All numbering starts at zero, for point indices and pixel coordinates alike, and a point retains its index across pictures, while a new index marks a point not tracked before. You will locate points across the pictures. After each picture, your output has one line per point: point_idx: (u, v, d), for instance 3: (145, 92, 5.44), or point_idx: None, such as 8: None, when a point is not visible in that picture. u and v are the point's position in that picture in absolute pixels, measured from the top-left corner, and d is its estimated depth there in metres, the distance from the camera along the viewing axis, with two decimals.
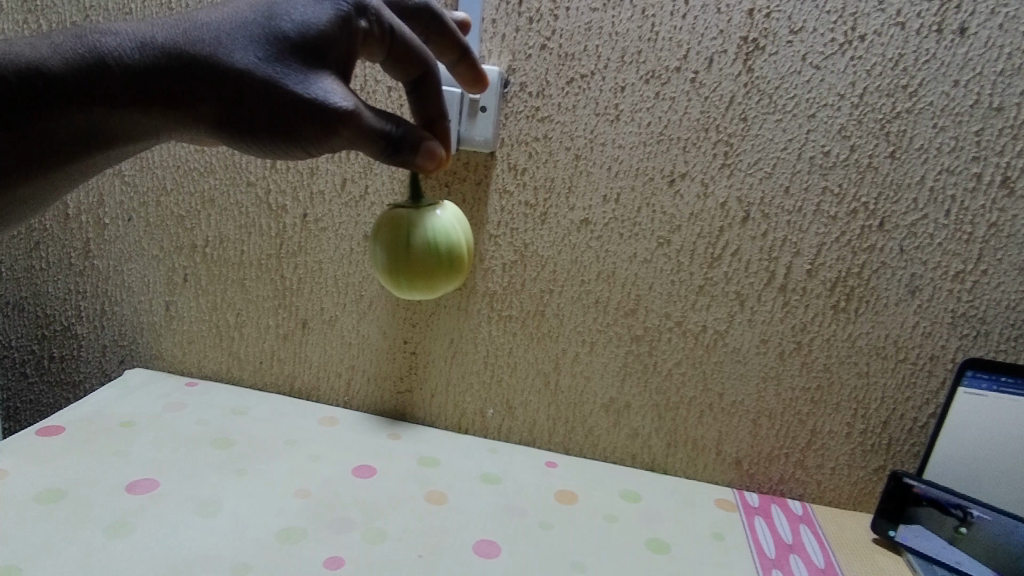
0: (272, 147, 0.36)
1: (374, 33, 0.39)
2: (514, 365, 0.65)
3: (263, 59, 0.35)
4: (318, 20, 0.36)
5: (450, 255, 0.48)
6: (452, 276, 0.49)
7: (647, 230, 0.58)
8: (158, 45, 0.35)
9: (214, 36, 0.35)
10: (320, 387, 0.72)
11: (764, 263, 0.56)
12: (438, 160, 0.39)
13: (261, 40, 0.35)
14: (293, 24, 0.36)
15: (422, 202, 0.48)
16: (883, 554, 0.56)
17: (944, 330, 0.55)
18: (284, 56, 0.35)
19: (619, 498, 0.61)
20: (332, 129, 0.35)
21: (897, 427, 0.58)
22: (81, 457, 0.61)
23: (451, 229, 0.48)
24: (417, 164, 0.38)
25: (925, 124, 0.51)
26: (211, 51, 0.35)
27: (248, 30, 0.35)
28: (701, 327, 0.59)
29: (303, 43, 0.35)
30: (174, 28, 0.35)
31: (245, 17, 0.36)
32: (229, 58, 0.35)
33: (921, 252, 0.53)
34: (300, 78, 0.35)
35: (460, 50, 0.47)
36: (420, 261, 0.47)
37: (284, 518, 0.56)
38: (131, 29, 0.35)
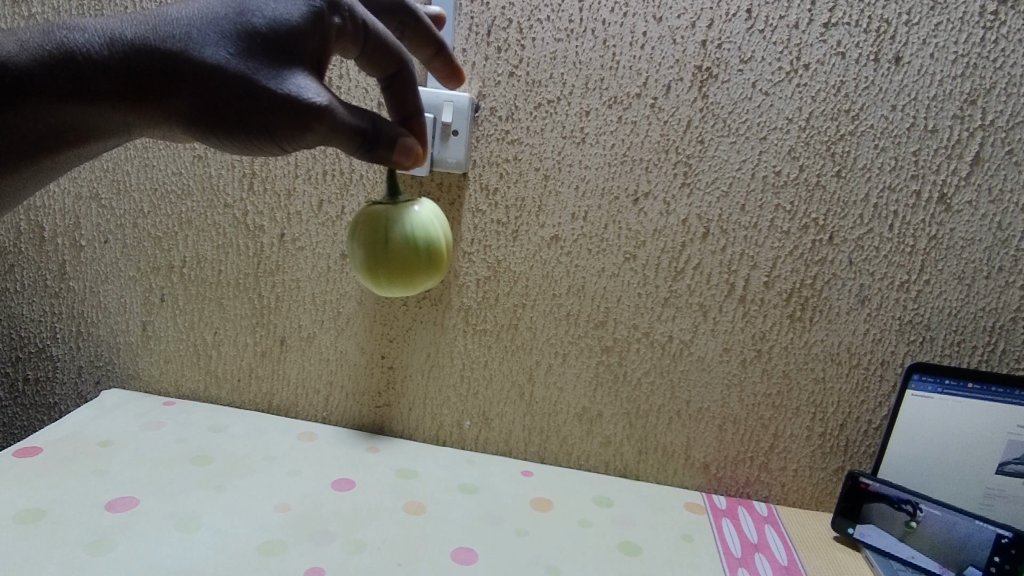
0: (244, 143, 0.37)
1: (347, 29, 0.41)
2: (489, 378, 0.67)
3: (233, 53, 0.36)
4: (289, 17, 0.38)
5: (428, 250, 0.50)
6: (430, 270, 0.51)
7: (614, 246, 0.61)
8: (127, 41, 0.36)
9: (185, 32, 0.36)
10: (298, 403, 0.74)
11: (724, 276, 0.59)
12: (414, 156, 0.42)
13: (231, 34, 0.36)
14: (264, 20, 0.37)
15: (399, 199, 0.50)
16: (843, 550, 0.59)
17: (893, 336, 0.58)
18: (255, 51, 0.36)
19: (592, 504, 0.63)
20: (307, 125, 0.36)
21: (853, 429, 0.61)
22: (59, 477, 0.61)
23: (428, 224, 0.50)
24: (394, 161, 0.40)
25: (867, 145, 0.55)
26: (181, 44, 0.36)
27: (218, 25, 0.36)
28: (667, 337, 0.62)
29: (273, 38, 0.37)
30: (144, 24, 0.36)
31: (215, 13, 0.37)
32: (199, 51, 0.36)
33: (869, 264, 0.57)
34: (273, 74, 0.36)
35: (434, 45, 0.50)
36: (399, 257, 0.49)
37: (264, 532, 0.57)
38: (99, 25, 0.37)
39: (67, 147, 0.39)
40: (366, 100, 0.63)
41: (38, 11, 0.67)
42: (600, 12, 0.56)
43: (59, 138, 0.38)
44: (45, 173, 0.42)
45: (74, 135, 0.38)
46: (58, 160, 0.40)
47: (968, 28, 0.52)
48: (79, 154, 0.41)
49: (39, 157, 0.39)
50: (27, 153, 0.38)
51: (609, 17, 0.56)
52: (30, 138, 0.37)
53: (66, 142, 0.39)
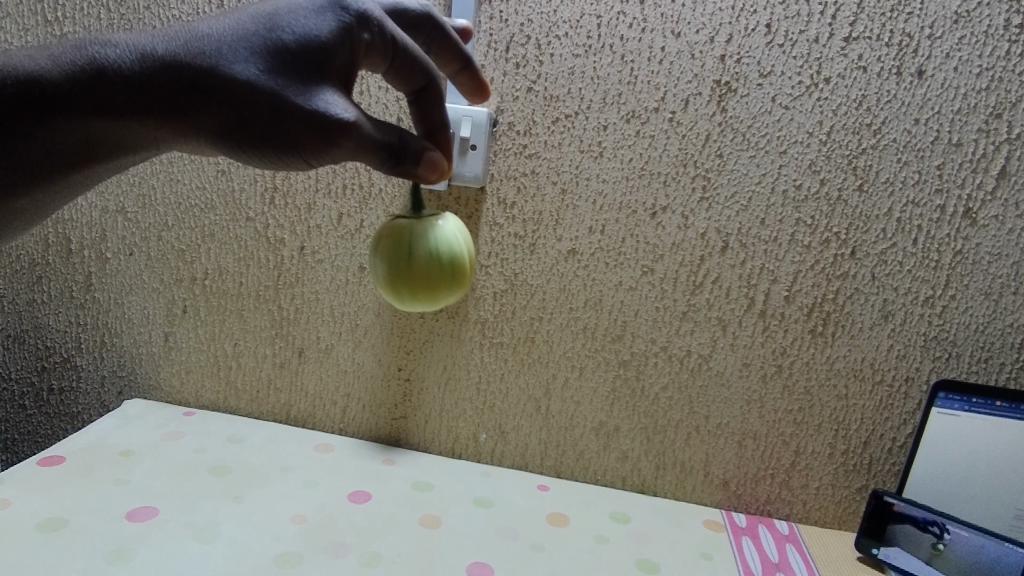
0: (270, 157, 0.38)
1: (375, 44, 0.42)
2: (505, 391, 0.67)
3: (263, 69, 0.37)
4: (319, 32, 0.39)
5: (452, 264, 0.50)
6: (454, 284, 0.51)
7: (631, 260, 0.60)
8: (158, 56, 0.37)
9: (216, 48, 0.37)
10: (315, 414, 0.74)
11: (743, 290, 0.59)
12: (440, 171, 0.42)
13: (261, 50, 0.37)
14: (293, 36, 0.38)
15: (422, 214, 0.50)
16: (867, 571, 0.58)
17: (917, 352, 0.57)
18: (285, 67, 0.37)
19: (609, 519, 0.62)
20: (333, 139, 0.37)
21: (877, 447, 0.60)
22: (82, 486, 0.62)
23: (451, 239, 0.50)
24: (419, 174, 0.40)
25: (890, 159, 0.54)
26: (212, 59, 0.37)
27: (249, 41, 0.37)
28: (686, 351, 0.62)
29: (302, 54, 0.38)
30: (175, 40, 0.37)
31: (245, 28, 0.38)
32: (229, 67, 0.36)
33: (892, 279, 0.56)
34: (302, 90, 0.37)
35: (461, 60, 0.50)
36: (422, 271, 0.49)
37: (281, 543, 0.57)
38: (130, 40, 0.37)
39: (95, 163, 0.39)
40: (386, 115, 0.63)
41: (70, 31, 0.69)
42: (618, 27, 0.56)
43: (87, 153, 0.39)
44: (73, 189, 0.42)
45: (102, 150, 0.39)
46: (86, 176, 0.41)
47: (992, 41, 0.51)
48: (105, 169, 0.42)
49: (68, 173, 0.40)
50: (56, 170, 0.39)
51: (627, 33, 0.56)
52: (60, 155, 0.38)
53: (94, 158, 0.39)
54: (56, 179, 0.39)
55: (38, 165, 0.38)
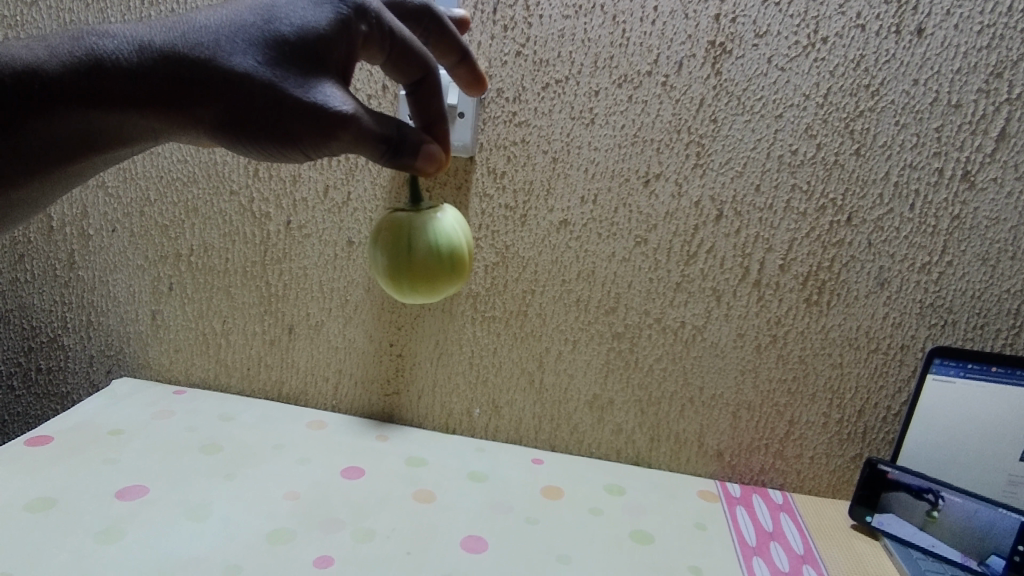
0: (270, 150, 0.36)
1: (374, 36, 0.40)
2: (498, 365, 0.66)
3: (261, 60, 0.35)
4: (317, 23, 0.37)
5: (452, 257, 0.49)
6: (453, 275, 0.50)
7: (624, 230, 0.59)
8: (156, 48, 0.36)
9: (213, 39, 0.35)
10: (308, 391, 0.73)
11: (738, 259, 0.58)
12: (438, 163, 0.40)
13: (258, 41, 0.36)
14: (289, 27, 0.36)
15: (423, 206, 0.49)
16: (860, 539, 0.59)
17: (913, 320, 0.57)
18: (282, 58, 0.36)
19: (604, 492, 0.63)
20: (331, 129, 0.35)
21: (872, 415, 0.60)
22: (71, 465, 0.61)
23: (451, 233, 0.49)
24: (418, 167, 0.39)
25: (887, 121, 0.53)
26: (209, 51, 0.35)
27: (246, 32, 0.36)
28: (680, 323, 0.61)
29: (299, 45, 0.36)
30: (172, 31, 0.36)
31: (243, 19, 0.36)
32: (226, 58, 0.35)
33: (888, 245, 0.55)
34: (300, 82, 0.36)
35: (458, 52, 0.48)
36: (422, 263, 0.48)
37: (274, 520, 0.56)
38: (128, 32, 0.36)
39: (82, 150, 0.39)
40: (371, 83, 0.62)
41: None
42: None
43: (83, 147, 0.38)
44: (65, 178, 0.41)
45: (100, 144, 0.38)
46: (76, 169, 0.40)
47: None
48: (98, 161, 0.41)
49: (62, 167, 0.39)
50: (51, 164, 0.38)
51: None
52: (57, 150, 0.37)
53: (91, 151, 0.38)
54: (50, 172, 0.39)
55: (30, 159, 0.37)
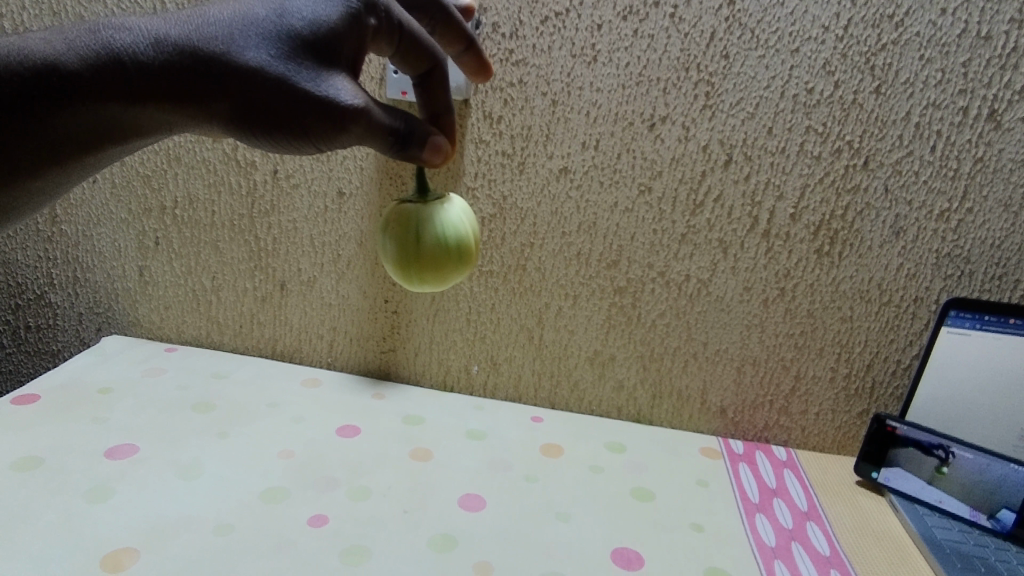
0: (281, 141, 0.37)
1: (381, 30, 0.40)
2: (496, 321, 0.64)
3: (275, 54, 0.36)
4: (328, 17, 0.38)
5: (458, 248, 0.47)
6: (461, 264, 0.47)
7: (627, 178, 0.57)
8: (172, 42, 0.35)
9: (228, 34, 0.36)
10: (302, 349, 0.72)
11: (747, 208, 0.55)
12: (444, 155, 0.41)
13: (272, 35, 0.36)
14: (301, 20, 0.37)
15: (431, 196, 0.47)
16: (865, 496, 0.58)
17: (928, 271, 0.55)
18: (296, 52, 0.36)
19: (604, 449, 0.62)
20: (342, 121, 0.36)
21: (880, 369, 0.58)
22: (60, 424, 0.60)
23: (460, 224, 0.47)
24: (423, 158, 0.39)
25: (911, 56, 0.50)
26: (225, 45, 0.35)
27: (260, 26, 0.36)
28: (684, 276, 0.59)
29: (312, 39, 0.37)
30: (187, 25, 0.36)
31: (256, 14, 0.37)
32: (241, 53, 0.35)
33: (906, 191, 0.53)
34: (312, 76, 0.36)
35: (463, 40, 0.47)
36: (428, 254, 0.46)
37: (267, 479, 0.55)
38: (144, 25, 0.36)
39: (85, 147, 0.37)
40: None
41: None
42: None
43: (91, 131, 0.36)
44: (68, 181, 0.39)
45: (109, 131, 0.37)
46: (89, 163, 0.38)
47: None
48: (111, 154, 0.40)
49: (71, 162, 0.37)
50: (56, 153, 0.36)
51: None
52: (68, 138, 0.36)
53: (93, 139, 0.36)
54: (61, 165, 0.37)
55: (32, 144, 0.35)
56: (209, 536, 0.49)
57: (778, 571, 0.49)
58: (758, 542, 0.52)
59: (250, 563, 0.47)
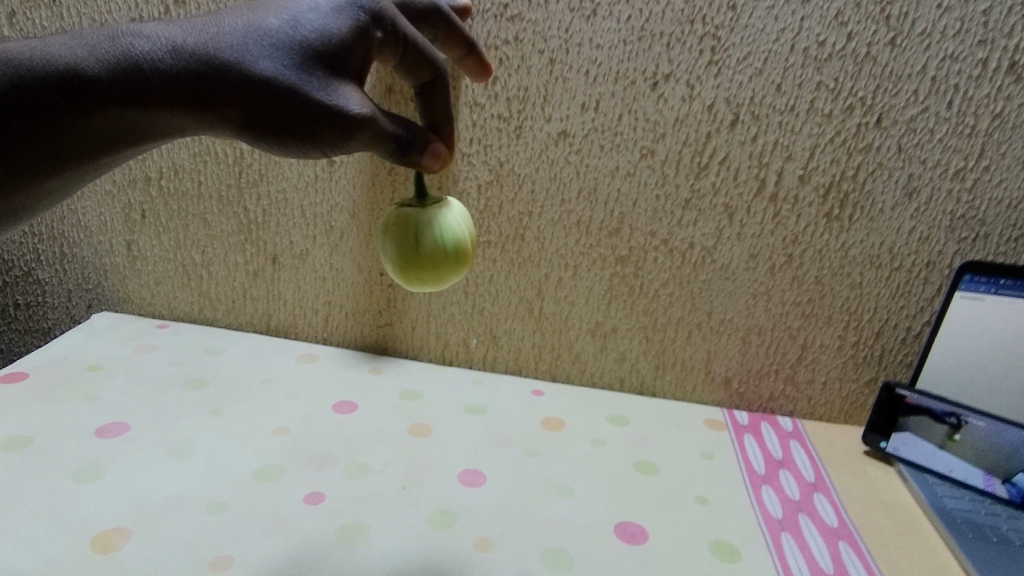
0: (290, 146, 0.38)
1: (388, 42, 0.43)
2: (495, 294, 0.63)
3: (288, 65, 0.37)
4: (337, 29, 0.39)
5: (457, 251, 0.47)
6: (462, 267, 0.48)
7: (629, 141, 0.54)
8: (189, 51, 0.37)
9: (241, 44, 0.37)
10: (297, 324, 0.70)
11: (754, 170, 0.53)
12: (442, 160, 0.45)
13: (283, 46, 0.38)
14: (311, 31, 0.39)
15: (428, 201, 0.47)
16: (873, 466, 0.57)
17: (942, 234, 0.53)
18: (306, 62, 0.38)
19: (606, 422, 0.60)
20: (350, 129, 0.38)
21: (890, 337, 0.57)
22: (48, 403, 0.59)
23: (459, 228, 0.47)
24: (423, 163, 0.43)
25: (929, 4, 0.47)
26: (237, 55, 0.37)
27: (273, 36, 0.38)
28: (688, 244, 0.57)
29: (322, 50, 0.38)
30: (202, 35, 0.38)
31: (269, 25, 0.38)
32: (253, 62, 0.37)
33: (920, 150, 0.51)
34: (321, 86, 0.38)
35: (464, 45, 0.50)
36: (428, 259, 0.46)
37: (262, 457, 0.54)
38: (162, 34, 0.37)
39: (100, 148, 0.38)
40: None
41: None
42: None
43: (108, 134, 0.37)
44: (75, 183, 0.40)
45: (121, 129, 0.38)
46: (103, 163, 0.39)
47: None
48: (124, 157, 0.41)
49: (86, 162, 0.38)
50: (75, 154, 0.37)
51: None
52: (89, 142, 0.37)
53: (107, 140, 0.38)
54: (78, 166, 0.38)
55: (53, 141, 0.36)
56: (202, 515, 0.48)
57: (786, 545, 0.48)
58: (764, 514, 0.51)
59: (244, 543, 0.46)
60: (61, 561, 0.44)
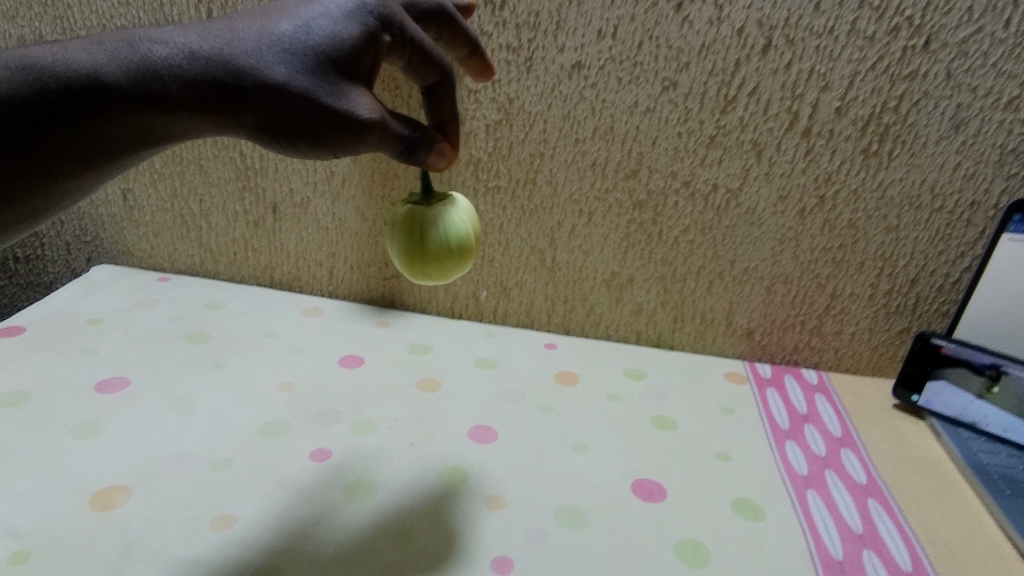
0: (303, 150, 0.36)
1: (396, 46, 0.40)
2: (505, 243, 0.59)
3: (301, 70, 0.35)
4: (351, 32, 0.37)
5: (453, 251, 0.44)
6: (463, 266, 0.45)
7: (649, 72, 0.50)
8: (201, 55, 0.34)
9: (255, 50, 0.35)
10: (301, 277, 0.68)
11: (786, 102, 0.49)
12: (447, 157, 0.43)
13: (296, 51, 0.35)
14: (324, 35, 0.36)
15: (433, 198, 0.45)
16: (904, 420, 0.54)
17: (989, 170, 0.49)
18: (319, 68, 0.35)
19: (622, 376, 0.58)
20: (361, 135, 0.36)
21: (926, 285, 0.54)
22: (47, 357, 0.57)
23: (464, 226, 0.45)
24: (429, 163, 0.41)
25: None
26: (250, 60, 0.34)
27: (287, 41, 0.35)
28: (712, 186, 0.53)
29: (335, 56, 0.36)
30: (215, 39, 0.35)
31: (283, 29, 0.36)
32: (265, 69, 0.35)
33: (971, 76, 0.46)
34: (336, 92, 0.36)
35: (468, 45, 0.46)
36: (425, 260, 0.44)
37: (266, 412, 0.52)
38: (174, 38, 0.34)
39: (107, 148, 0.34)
40: None
41: None
42: None
43: (113, 139, 0.34)
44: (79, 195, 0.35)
45: (128, 135, 0.34)
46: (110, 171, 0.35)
47: None
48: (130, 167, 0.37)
49: (90, 171, 0.34)
50: (81, 160, 0.33)
51: None
52: (94, 149, 0.33)
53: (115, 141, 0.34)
54: (84, 173, 0.34)
55: (59, 144, 0.32)
56: (204, 472, 0.46)
57: (811, 502, 0.46)
58: (789, 470, 0.48)
59: (247, 500, 0.44)
60: (60, 518, 0.42)
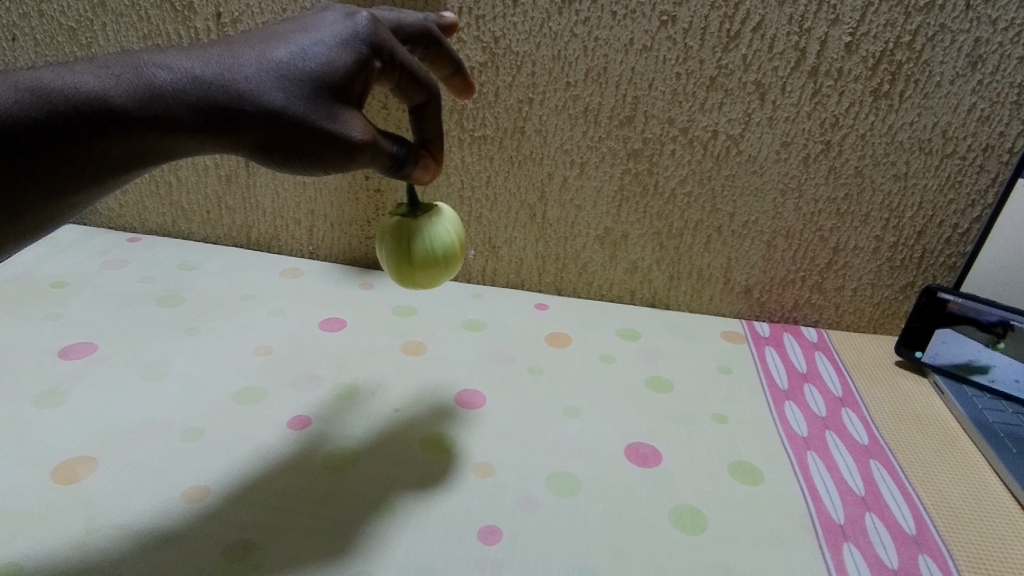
0: (299, 171, 0.34)
1: (385, 71, 0.37)
2: (493, 198, 0.56)
3: (294, 97, 0.32)
4: (345, 57, 0.34)
5: (434, 260, 0.41)
6: (448, 272, 0.42)
7: (646, 6, 0.47)
8: (194, 80, 0.32)
9: (249, 77, 0.32)
10: (279, 237, 0.64)
11: (793, 38, 0.46)
12: (432, 170, 0.39)
13: (290, 76, 0.32)
14: (318, 60, 0.33)
15: (411, 207, 0.42)
16: (908, 378, 0.52)
17: (1006, 111, 0.46)
18: (313, 94, 0.33)
19: (615, 336, 0.55)
20: (355, 157, 0.34)
21: (934, 236, 0.51)
22: (8, 321, 0.54)
23: (449, 236, 0.41)
24: (415, 176, 0.38)
25: None
26: (242, 86, 0.32)
27: (282, 68, 0.33)
28: (712, 132, 0.50)
29: (329, 82, 0.33)
30: (208, 64, 0.32)
31: (277, 54, 0.33)
32: (258, 96, 0.32)
33: (991, 7, 0.43)
34: (330, 118, 0.33)
35: (452, 64, 0.43)
36: (405, 271, 0.41)
37: (242, 378, 0.49)
38: (167, 63, 0.32)
39: (103, 162, 0.31)
40: None
41: None
42: None
43: (101, 166, 0.31)
44: (69, 213, 0.32)
45: (115, 164, 0.31)
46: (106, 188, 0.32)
47: None
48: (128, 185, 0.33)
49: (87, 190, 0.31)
50: (80, 179, 0.30)
51: None
52: (92, 169, 0.31)
53: (113, 158, 0.31)
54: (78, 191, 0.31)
55: (57, 162, 0.30)
56: (176, 441, 0.43)
57: (812, 464, 0.44)
58: (788, 431, 0.46)
59: (220, 469, 0.42)
60: (20, 490, 0.39)
